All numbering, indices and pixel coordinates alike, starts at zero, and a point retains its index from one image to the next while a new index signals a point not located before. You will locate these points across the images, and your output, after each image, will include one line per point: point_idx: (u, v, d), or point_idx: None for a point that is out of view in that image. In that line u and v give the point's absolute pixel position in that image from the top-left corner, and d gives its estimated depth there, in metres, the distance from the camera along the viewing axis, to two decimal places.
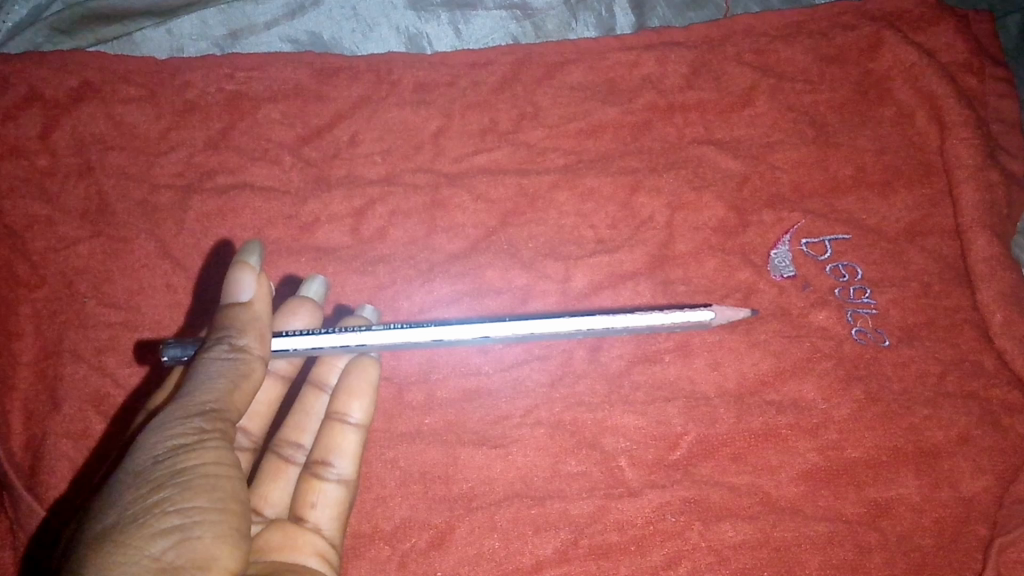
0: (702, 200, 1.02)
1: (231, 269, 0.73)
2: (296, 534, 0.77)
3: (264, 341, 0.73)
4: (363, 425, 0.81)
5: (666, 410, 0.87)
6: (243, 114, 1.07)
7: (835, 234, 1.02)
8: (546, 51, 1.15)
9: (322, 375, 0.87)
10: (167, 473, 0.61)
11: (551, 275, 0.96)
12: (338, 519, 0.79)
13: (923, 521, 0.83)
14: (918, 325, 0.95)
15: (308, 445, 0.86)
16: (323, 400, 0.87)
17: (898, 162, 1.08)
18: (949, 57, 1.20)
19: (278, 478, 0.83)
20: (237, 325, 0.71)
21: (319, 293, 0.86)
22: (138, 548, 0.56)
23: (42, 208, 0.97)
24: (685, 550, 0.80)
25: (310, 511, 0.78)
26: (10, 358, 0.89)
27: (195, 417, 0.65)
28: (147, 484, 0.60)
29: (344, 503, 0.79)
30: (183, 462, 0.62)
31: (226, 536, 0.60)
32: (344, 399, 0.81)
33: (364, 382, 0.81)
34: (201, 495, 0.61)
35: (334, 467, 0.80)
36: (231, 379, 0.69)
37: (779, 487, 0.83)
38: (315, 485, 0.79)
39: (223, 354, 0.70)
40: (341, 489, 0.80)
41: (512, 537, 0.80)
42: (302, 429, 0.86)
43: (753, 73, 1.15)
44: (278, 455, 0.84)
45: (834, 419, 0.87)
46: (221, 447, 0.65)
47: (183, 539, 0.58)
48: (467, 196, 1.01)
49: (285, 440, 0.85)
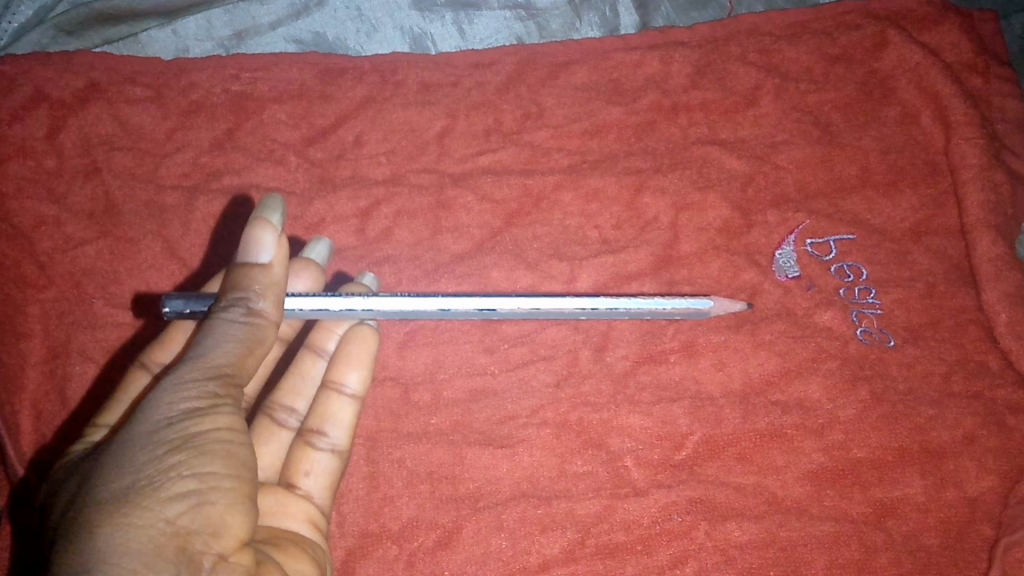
0: (707, 199, 1.02)
1: (252, 227, 0.71)
2: (284, 497, 0.78)
3: (281, 307, 0.73)
4: (359, 396, 0.82)
5: (672, 410, 0.87)
6: (248, 114, 1.07)
7: (840, 234, 1.01)
8: (550, 51, 1.15)
9: (320, 341, 0.87)
10: (181, 437, 0.61)
11: (556, 275, 0.96)
12: (329, 488, 0.80)
13: (929, 520, 0.82)
14: (923, 325, 0.95)
15: (301, 410, 0.86)
16: (319, 365, 0.87)
17: (902, 161, 1.08)
18: (954, 57, 1.20)
19: (270, 440, 0.83)
20: (259, 289, 0.70)
21: (323, 256, 0.86)
22: (152, 511, 0.57)
23: (49, 209, 0.98)
24: (691, 550, 0.80)
25: (302, 478, 0.79)
26: (18, 358, 0.89)
27: (210, 380, 0.65)
28: (161, 447, 0.60)
29: (335, 472, 0.80)
30: (197, 426, 0.62)
31: (235, 504, 0.62)
32: (340, 369, 0.82)
33: (363, 352, 0.82)
34: (215, 459, 0.62)
35: (328, 436, 0.81)
36: (246, 344, 0.68)
37: (785, 487, 0.83)
38: (308, 453, 0.80)
39: (239, 316, 0.69)
40: (333, 458, 0.80)
41: (518, 537, 0.80)
42: (298, 394, 0.86)
43: (758, 73, 1.15)
44: (271, 418, 0.84)
45: (840, 419, 0.87)
46: (232, 412, 0.65)
47: (198, 504, 0.60)
48: (472, 197, 1.01)
49: (279, 403, 0.85)
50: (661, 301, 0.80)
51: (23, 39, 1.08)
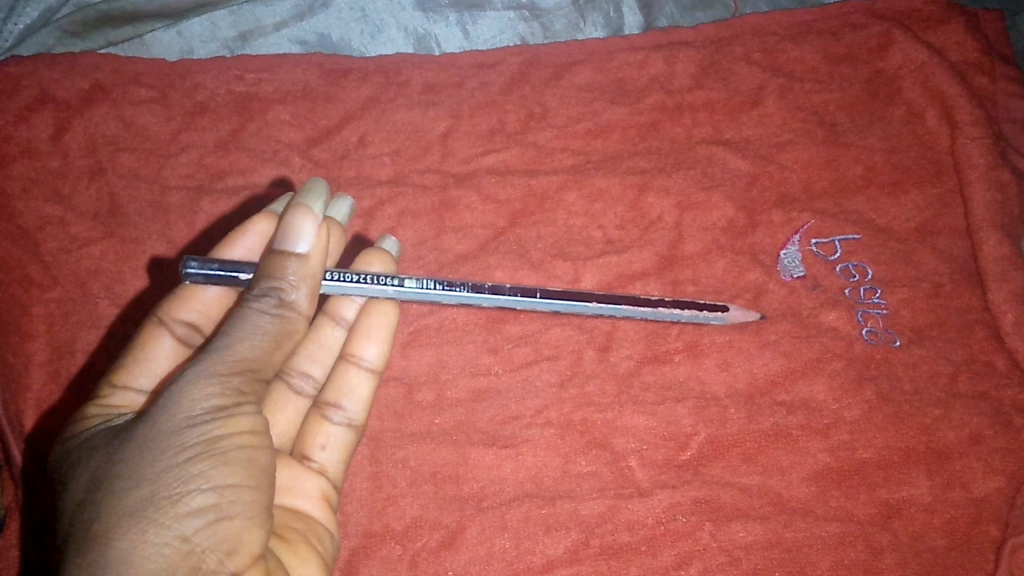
0: (712, 199, 1.02)
1: (291, 215, 0.70)
2: (299, 471, 0.79)
3: (314, 296, 0.72)
4: (376, 371, 0.83)
5: (676, 410, 0.87)
6: (252, 115, 1.07)
7: (845, 233, 1.01)
8: (554, 52, 1.15)
9: (338, 309, 0.85)
10: (202, 445, 0.61)
11: (560, 276, 0.96)
12: (342, 462, 0.81)
13: (935, 521, 0.82)
14: (929, 325, 0.95)
15: (315, 376, 0.85)
16: (336, 334, 0.85)
17: (908, 161, 1.08)
18: (960, 56, 1.20)
19: (285, 407, 0.83)
20: (292, 280, 0.68)
21: (344, 216, 0.83)
22: (169, 527, 0.59)
23: (55, 209, 0.98)
24: (696, 550, 0.80)
25: (317, 451, 0.81)
26: (23, 359, 0.89)
27: (234, 376, 0.64)
28: (183, 455, 0.61)
29: (349, 447, 0.82)
30: (219, 431, 0.62)
31: (253, 517, 0.63)
32: (359, 342, 0.83)
33: (382, 327, 0.83)
34: (235, 470, 0.62)
35: (343, 410, 0.82)
36: (275, 338, 0.67)
37: (791, 487, 0.83)
38: (323, 426, 0.82)
39: (270, 309, 0.68)
40: (348, 432, 0.82)
41: (523, 537, 0.80)
42: (314, 361, 0.85)
43: (762, 73, 1.15)
44: (286, 385, 0.84)
45: (845, 419, 0.87)
46: (254, 412, 0.65)
47: (215, 519, 0.60)
48: (475, 197, 1.02)
49: (294, 369, 0.84)
50: (683, 309, 0.82)
51: (28, 42, 1.08)
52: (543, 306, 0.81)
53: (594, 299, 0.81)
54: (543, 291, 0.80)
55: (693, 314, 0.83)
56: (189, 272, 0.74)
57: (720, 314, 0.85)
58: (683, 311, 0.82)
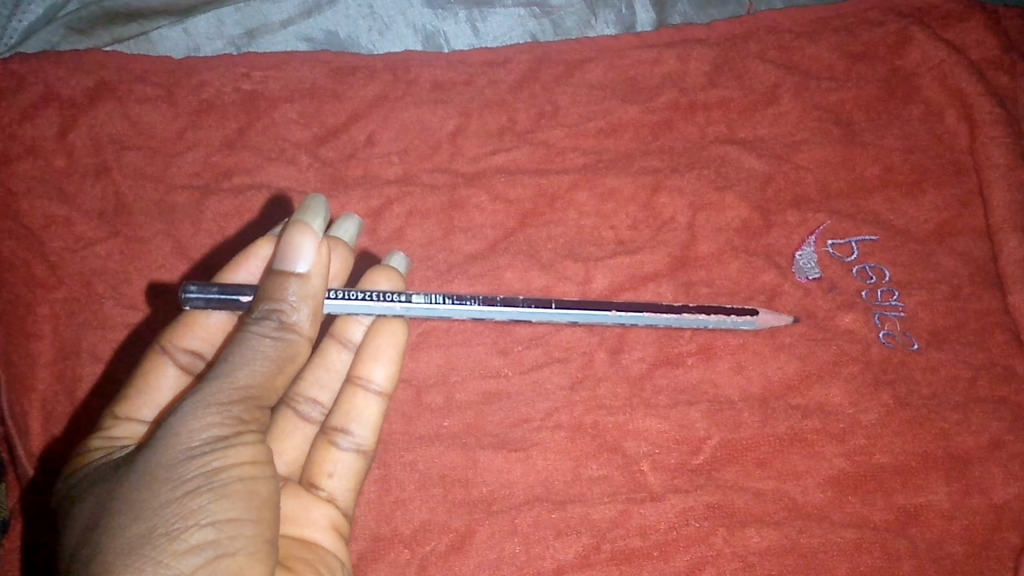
0: (726, 199, 1.01)
1: (291, 232, 0.70)
2: (307, 501, 0.77)
3: (317, 316, 0.71)
4: (385, 393, 0.81)
5: (689, 414, 0.85)
6: (259, 113, 1.06)
7: (862, 234, 0.99)
8: (564, 49, 1.14)
9: (345, 333, 0.84)
10: (202, 478, 0.61)
11: (571, 276, 0.94)
12: (352, 490, 0.79)
13: (954, 528, 0.80)
14: (948, 328, 0.92)
15: (324, 403, 0.84)
16: (344, 358, 0.84)
17: (927, 161, 1.06)
18: (979, 55, 1.18)
19: (293, 434, 0.82)
20: (292, 300, 0.68)
21: (352, 234, 0.84)
22: (168, 564, 0.58)
23: (59, 208, 0.98)
24: (709, 556, 0.78)
25: (325, 479, 0.78)
26: (27, 359, 0.89)
27: (235, 405, 0.64)
28: (182, 489, 0.60)
29: (358, 474, 0.79)
30: (219, 462, 0.62)
31: (256, 552, 0.62)
32: (366, 364, 0.81)
33: (391, 347, 0.81)
34: (236, 504, 0.62)
35: (351, 435, 0.80)
36: (277, 362, 0.67)
37: (806, 493, 0.81)
38: (331, 452, 0.79)
39: (271, 331, 0.68)
40: (357, 459, 0.79)
41: (533, 541, 0.78)
42: (323, 387, 0.84)
43: (777, 71, 1.13)
44: (293, 411, 0.82)
45: (862, 423, 0.85)
46: (255, 441, 0.65)
47: (215, 556, 0.59)
48: (485, 196, 1.00)
49: (302, 395, 0.83)
50: (708, 314, 0.80)
51: (33, 39, 1.08)
52: (558, 317, 0.79)
53: (614, 307, 0.80)
54: (558, 302, 0.79)
55: (720, 319, 0.81)
56: (188, 296, 0.74)
57: (748, 318, 0.81)
58: (709, 316, 0.81)
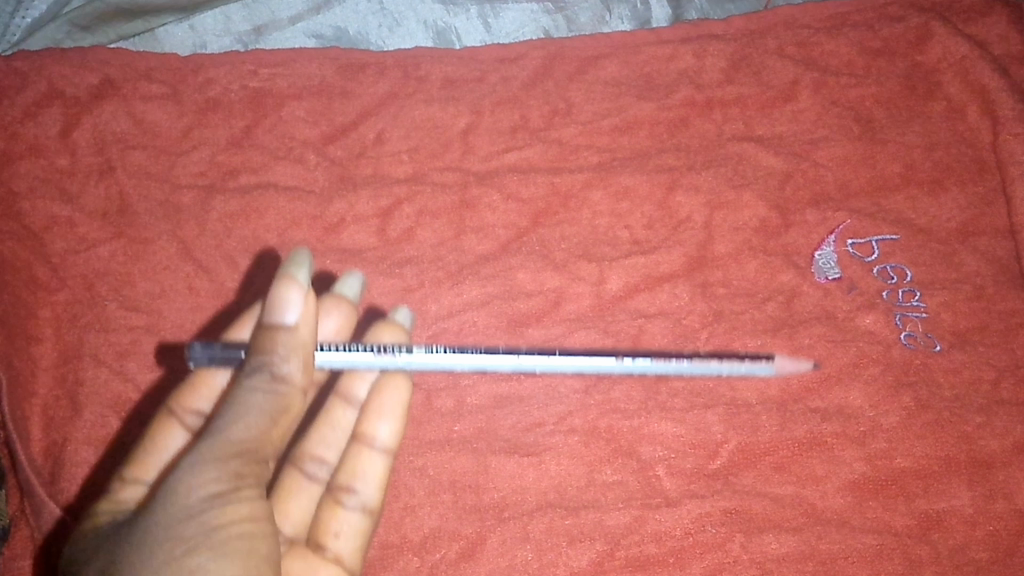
0: (743, 198, 0.98)
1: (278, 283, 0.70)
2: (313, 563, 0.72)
3: (309, 368, 0.71)
4: (390, 450, 0.77)
5: (705, 417, 0.83)
6: (266, 112, 1.05)
7: (882, 234, 0.96)
8: (578, 45, 1.12)
9: (350, 388, 0.80)
10: (201, 535, 0.60)
11: (585, 277, 0.92)
12: (359, 550, 0.74)
13: (976, 533, 0.77)
14: (971, 329, 0.89)
15: (331, 461, 0.78)
16: (349, 415, 0.80)
17: (949, 158, 1.03)
18: (1003, 49, 1.14)
19: (298, 496, 0.75)
20: (281, 352, 0.68)
21: (355, 289, 0.82)
22: None
23: (62, 209, 0.97)
24: (726, 563, 0.76)
25: (331, 539, 0.73)
26: (29, 363, 0.87)
27: (232, 461, 0.63)
28: (182, 546, 0.59)
29: (366, 531, 0.75)
30: (219, 518, 0.61)
31: None
32: (370, 421, 0.76)
33: (396, 404, 0.77)
34: (235, 560, 0.60)
35: (356, 493, 0.75)
36: (270, 414, 0.66)
37: (825, 498, 0.79)
38: (337, 512, 0.74)
39: (262, 384, 0.67)
40: (363, 517, 0.75)
41: (546, 548, 0.76)
42: (328, 445, 0.78)
43: (795, 67, 1.11)
44: (298, 470, 0.77)
45: (882, 427, 0.82)
46: (256, 497, 0.63)
47: None
48: (497, 196, 0.98)
49: (308, 454, 0.78)
50: (719, 362, 0.77)
51: (37, 35, 1.08)
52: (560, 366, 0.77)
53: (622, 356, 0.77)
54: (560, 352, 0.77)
55: (733, 366, 0.77)
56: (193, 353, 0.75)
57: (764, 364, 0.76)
58: (720, 364, 0.77)
